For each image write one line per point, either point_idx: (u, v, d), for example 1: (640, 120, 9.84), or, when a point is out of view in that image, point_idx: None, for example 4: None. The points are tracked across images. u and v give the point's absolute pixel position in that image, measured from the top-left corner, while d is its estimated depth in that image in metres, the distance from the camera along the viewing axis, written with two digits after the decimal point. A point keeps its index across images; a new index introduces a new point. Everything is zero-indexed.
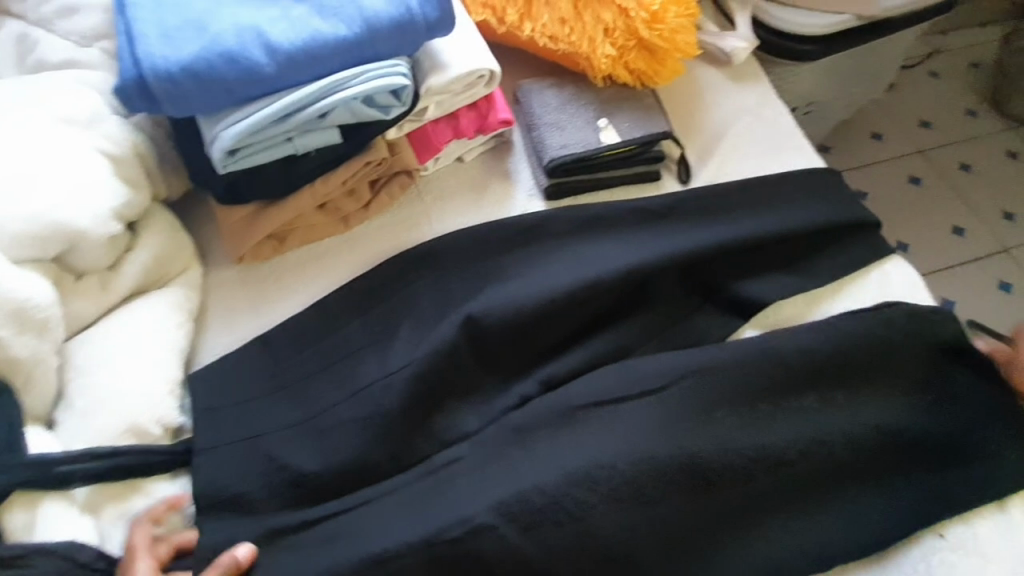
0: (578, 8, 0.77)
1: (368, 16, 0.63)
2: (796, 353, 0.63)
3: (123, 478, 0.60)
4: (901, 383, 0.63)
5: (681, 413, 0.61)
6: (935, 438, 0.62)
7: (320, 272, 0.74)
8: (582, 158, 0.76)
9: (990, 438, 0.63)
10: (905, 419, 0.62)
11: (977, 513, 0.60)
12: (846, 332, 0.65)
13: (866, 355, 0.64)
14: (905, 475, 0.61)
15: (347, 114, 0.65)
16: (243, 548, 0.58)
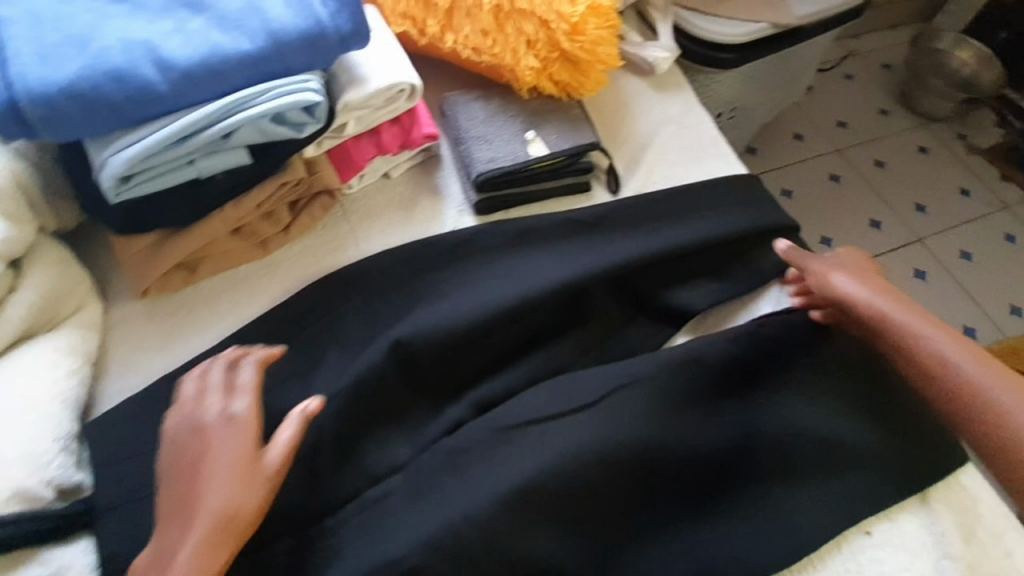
0: (498, 20, 0.74)
1: (273, 28, 0.59)
2: (719, 359, 0.66)
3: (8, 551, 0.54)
4: (817, 383, 0.66)
5: (617, 429, 0.60)
6: (854, 434, 0.64)
7: (238, 301, 0.70)
8: (510, 171, 0.75)
9: (913, 429, 0.65)
10: (822, 418, 0.64)
11: (903, 506, 0.62)
12: (765, 336, 0.68)
13: (782, 357, 0.67)
14: (834, 470, 0.62)
15: (256, 133, 0.60)
16: (312, 401, 0.57)
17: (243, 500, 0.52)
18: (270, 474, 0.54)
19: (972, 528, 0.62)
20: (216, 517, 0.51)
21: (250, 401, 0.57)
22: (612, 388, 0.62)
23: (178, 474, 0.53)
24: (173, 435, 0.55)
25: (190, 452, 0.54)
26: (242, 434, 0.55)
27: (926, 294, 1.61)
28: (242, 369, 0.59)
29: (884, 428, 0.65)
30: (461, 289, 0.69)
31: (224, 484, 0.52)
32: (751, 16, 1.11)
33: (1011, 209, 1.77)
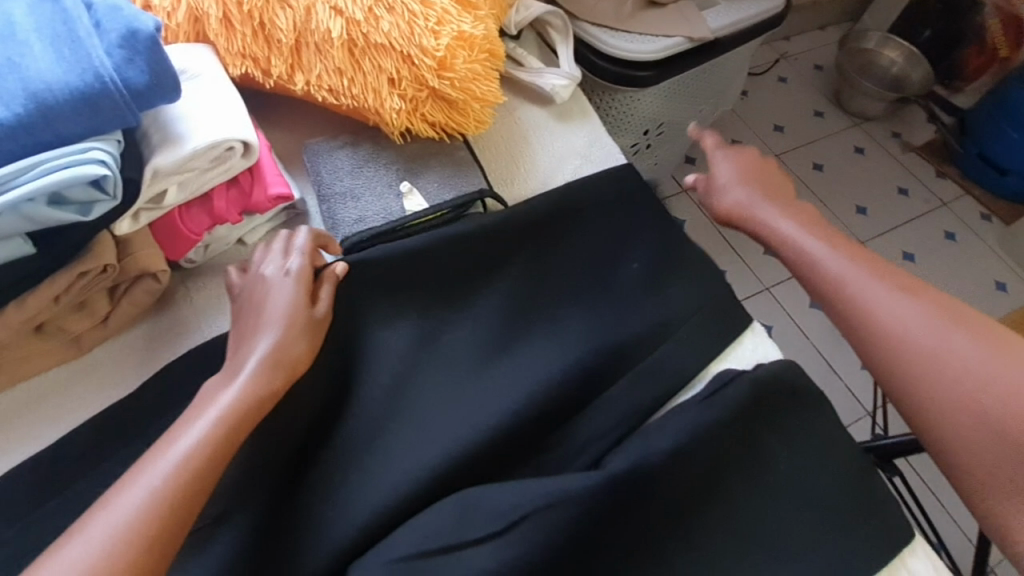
0: (354, 56, 0.64)
1: (35, 90, 0.47)
2: (652, 457, 0.54)
3: None
4: (758, 477, 0.57)
5: (529, 560, 0.49)
6: (791, 526, 0.56)
7: (48, 413, 0.57)
8: (383, 232, 0.64)
9: (856, 514, 0.57)
10: (758, 513, 0.56)
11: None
12: (704, 423, 0.56)
13: (726, 445, 0.57)
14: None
15: (21, 222, 0.48)
16: (340, 265, 0.59)
17: (292, 348, 0.52)
18: (318, 322, 0.55)
19: None
20: (263, 357, 0.50)
21: (302, 257, 0.57)
22: (528, 508, 0.50)
23: (233, 326, 0.54)
24: (236, 294, 0.56)
25: (249, 299, 0.55)
26: (300, 283, 0.55)
27: None
28: (300, 236, 0.59)
29: (822, 516, 0.56)
30: (326, 382, 0.58)
31: (278, 333, 0.52)
32: (665, 31, 1.04)
33: (949, 206, 1.75)
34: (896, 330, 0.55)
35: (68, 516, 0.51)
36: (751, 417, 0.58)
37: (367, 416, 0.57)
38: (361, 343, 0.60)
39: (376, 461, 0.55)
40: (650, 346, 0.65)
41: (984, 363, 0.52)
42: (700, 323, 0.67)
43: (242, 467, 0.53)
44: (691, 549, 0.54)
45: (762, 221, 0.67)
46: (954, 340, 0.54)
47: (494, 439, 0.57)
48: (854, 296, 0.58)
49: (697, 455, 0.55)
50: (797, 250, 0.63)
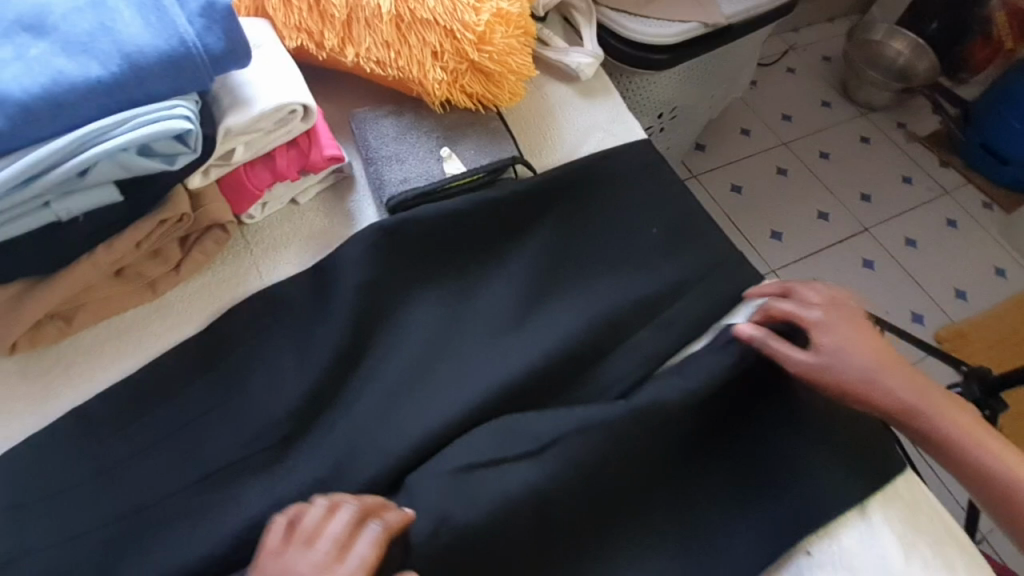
0: (400, 31, 0.69)
1: (128, 51, 0.53)
2: (671, 392, 0.60)
3: None
4: (763, 415, 0.63)
5: (561, 475, 0.56)
6: (794, 454, 0.62)
7: (125, 348, 0.63)
8: (425, 192, 0.70)
9: (858, 446, 0.62)
10: (760, 445, 0.63)
11: (847, 535, 0.59)
12: (717, 364, 0.62)
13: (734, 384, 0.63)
14: (769, 502, 0.61)
15: (116, 169, 0.54)
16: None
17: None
18: None
19: (911, 540, 0.59)
20: None
21: (363, 548, 0.47)
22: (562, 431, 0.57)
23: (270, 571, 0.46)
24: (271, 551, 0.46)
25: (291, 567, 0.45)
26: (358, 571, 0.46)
27: (874, 284, 1.63)
28: (360, 536, 0.48)
29: (825, 446, 0.62)
30: (376, 325, 0.65)
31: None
32: (682, 16, 1.09)
33: (951, 194, 1.80)
34: (950, 436, 0.59)
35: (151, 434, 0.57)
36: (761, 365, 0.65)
37: (412, 354, 0.63)
38: (409, 295, 0.67)
39: (422, 394, 0.61)
40: (669, 301, 0.71)
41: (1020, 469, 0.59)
42: (714, 282, 0.73)
43: (306, 394, 0.60)
44: (697, 472, 0.62)
45: (856, 370, 0.60)
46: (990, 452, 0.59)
47: (528, 378, 0.63)
48: (912, 407, 0.60)
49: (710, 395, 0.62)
50: (876, 384, 0.60)
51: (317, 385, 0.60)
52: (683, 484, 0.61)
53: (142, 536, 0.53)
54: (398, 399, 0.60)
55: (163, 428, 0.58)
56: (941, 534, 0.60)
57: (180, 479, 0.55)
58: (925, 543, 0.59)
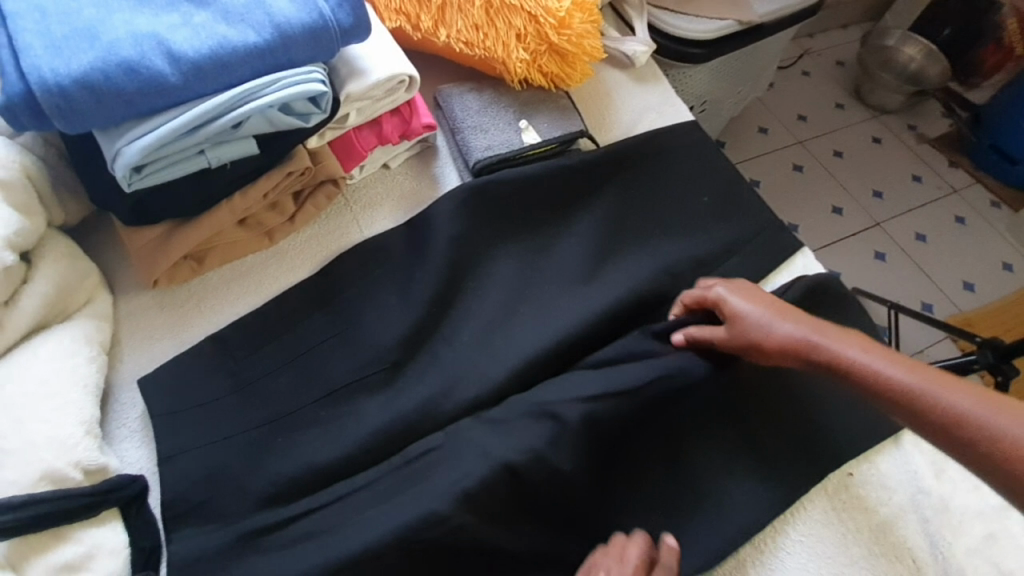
0: (489, 15, 0.79)
1: (278, 22, 0.62)
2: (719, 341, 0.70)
3: (48, 526, 0.53)
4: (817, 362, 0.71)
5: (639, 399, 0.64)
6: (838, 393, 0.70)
7: (245, 287, 0.71)
8: (506, 158, 0.79)
9: None
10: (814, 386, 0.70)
11: (881, 460, 0.68)
12: None
13: None
14: (821, 436, 0.68)
15: (264, 124, 0.63)
16: None
17: None
18: None
19: (941, 467, 0.68)
20: None
21: None
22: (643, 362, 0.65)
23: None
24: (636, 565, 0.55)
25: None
26: None
27: (886, 274, 1.72)
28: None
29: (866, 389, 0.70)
30: (468, 272, 0.73)
31: None
32: (719, 14, 1.19)
33: (960, 192, 1.90)
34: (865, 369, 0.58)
35: (278, 359, 0.65)
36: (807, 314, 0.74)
37: (501, 297, 0.72)
38: (497, 251, 0.75)
39: (511, 331, 0.70)
40: (721, 260, 0.79)
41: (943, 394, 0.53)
42: (760, 244, 0.82)
43: (414, 328, 0.68)
44: (758, 406, 0.68)
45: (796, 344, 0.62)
46: (938, 383, 0.54)
47: (602, 319, 0.72)
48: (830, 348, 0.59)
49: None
50: (785, 333, 0.61)
51: (420, 320, 0.69)
52: (746, 417, 0.68)
53: (280, 440, 0.61)
54: (490, 334, 0.69)
55: (288, 354, 0.65)
56: None
57: (310, 394, 0.63)
58: (954, 469, 0.68)
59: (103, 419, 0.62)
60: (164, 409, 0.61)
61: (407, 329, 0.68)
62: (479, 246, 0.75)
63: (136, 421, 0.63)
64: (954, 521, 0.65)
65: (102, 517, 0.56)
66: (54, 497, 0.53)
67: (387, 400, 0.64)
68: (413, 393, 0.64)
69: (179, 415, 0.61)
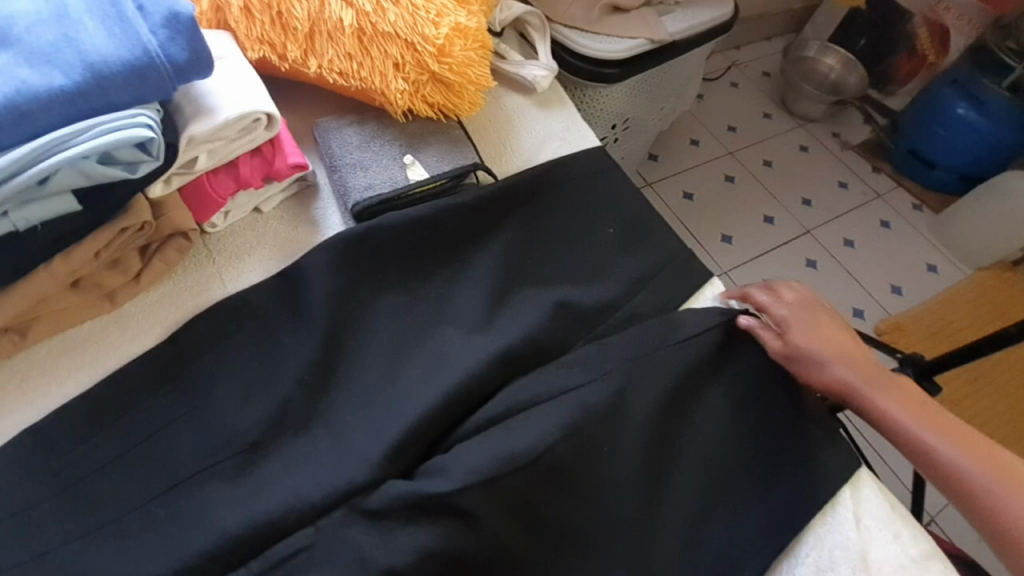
0: (362, 43, 0.72)
1: (92, 61, 0.53)
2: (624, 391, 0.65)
3: None
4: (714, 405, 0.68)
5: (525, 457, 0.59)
6: (734, 434, 0.68)
7: (84, 361, 0.61)
8: (390, 197, 0.72)
9: (790, 425, 0.69)
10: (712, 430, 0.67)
11: (808, 517, 0.65)
12: (668, 359, 0.68)
13: (687, 374, 0.68)
14: (720, 485, 0.66)
15: (78, 176, 0.54)
16: None
17: None
18: None
19: (856, 513, 0.64)
20: None
21: None
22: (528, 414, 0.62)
23: None
24: None
25: None
26: None
27: (818, 282, 1.74)
28: None
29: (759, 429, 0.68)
30: (347, 328, 0.65)
31: None
32: (629, 33, 1.16)
33: (883, 198, 1.95)
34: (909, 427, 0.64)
35: (115, 448, 0.56)
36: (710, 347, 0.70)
37: (385, 354, 0.65)
38: (380, 305, 0.67)
39: (394, 391, 0.62)
40: (629, 295, 0.74)
41: (947, 449, 0.62)
42: (668, 277, 0.77)
43: (281, 397, 0.60)
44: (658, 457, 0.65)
45: (864, 394, 0.66)
46: (940, 437, 0.63)
47: (497, 371, 0.65)
48: (867, 399, 0.66)
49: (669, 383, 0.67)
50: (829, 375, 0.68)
51: (289, 388, 0.60)
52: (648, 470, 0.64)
53: (110, 548, 0.51)
54: (369, 398, 0.62)
55: (127, 441, 0.56)
56: (886, 511, 0.64)
57: (152, 488, 0.54)
58: (870, 516, 0.64)
59: None
60: None
61: (272, 400, 0.60)
62: (359, 298, 0.67)
63: None
64: (872, 574, 0.61)
65: None
66: None
67: (246, 486, 0.56)
68: (278, 475, 0.56)
69: None
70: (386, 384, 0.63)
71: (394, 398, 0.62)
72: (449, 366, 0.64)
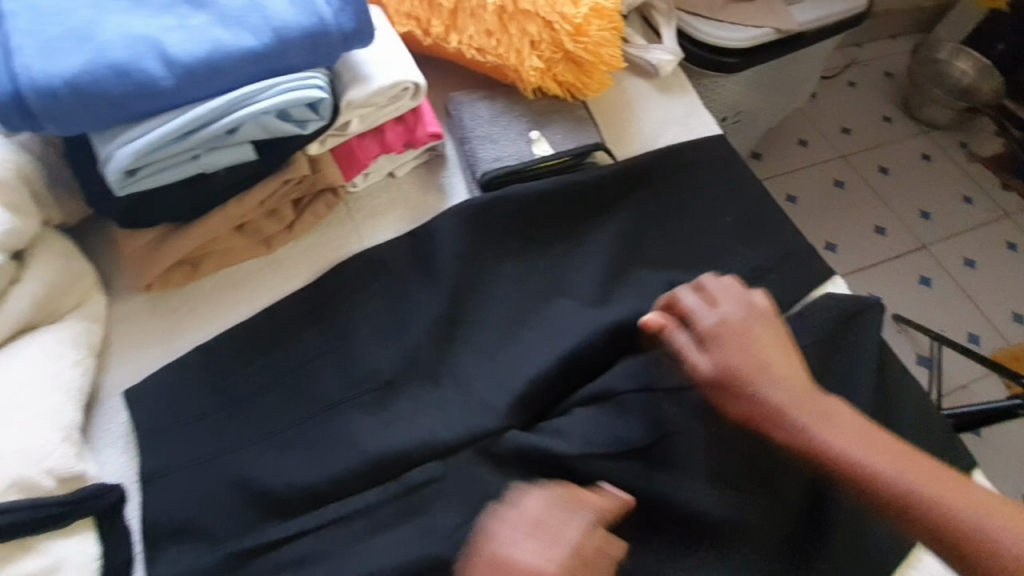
0: (503, 20, 0.75)
1: (276, 25, 0.60)
2: None
3: (16, 535, 0.51)
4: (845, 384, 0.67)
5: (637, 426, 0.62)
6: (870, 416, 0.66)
7: (241, 296, 0.69)
8: (515, 170, 0.75)
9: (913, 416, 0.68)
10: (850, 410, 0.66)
11: None
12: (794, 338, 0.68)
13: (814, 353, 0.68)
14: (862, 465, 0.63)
15: (259, 130, 0.61)
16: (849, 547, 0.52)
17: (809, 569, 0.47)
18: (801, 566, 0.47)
19: None
20: None
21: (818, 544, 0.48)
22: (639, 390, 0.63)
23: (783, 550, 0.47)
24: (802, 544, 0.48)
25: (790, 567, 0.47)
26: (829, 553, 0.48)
27: (931, 302, 1.60)
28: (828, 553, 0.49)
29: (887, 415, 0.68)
30: (470, 290, 0.69)
31: None
32: (754, 21, 1.12)
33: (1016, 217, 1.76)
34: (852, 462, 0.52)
35: (265, 374, 0.62)
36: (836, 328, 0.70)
37: (502, 318, 0.68)
38: (502, 272, 0.70)
39: (510, 354, 0.65)
40: (744, 286, 0.73)
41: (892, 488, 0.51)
42: (786, 272, 0.75)
43: (408, 346, 0.65)
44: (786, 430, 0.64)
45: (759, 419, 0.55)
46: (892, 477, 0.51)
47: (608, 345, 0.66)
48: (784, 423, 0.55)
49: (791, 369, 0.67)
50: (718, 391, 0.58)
51: (415, 339, 0.65)
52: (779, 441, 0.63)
53: (259, 459, 0.58)
54: (487, 357, 0.65)
55: (275, 369, 0.63)
56: None
57: (295, 412, 0.61)
58: None
59: (87, 424, 0.61)
60: (145, 420, 0.59)
61: (400, 348, 0.65)
62: (488, 260, 0.71)
63: (120, 428, 0.61)
64: None
65: (71, 529, 0.54)
66: (23, 506, 0.52)
67: (374, 422, 0.61)
68: (403, 416, 0.61)
69: (159, 428, 0.59)
70: (501, 346, 0.66)
71: (509, 359, 0.65)
72: (562, 335, 0.66)
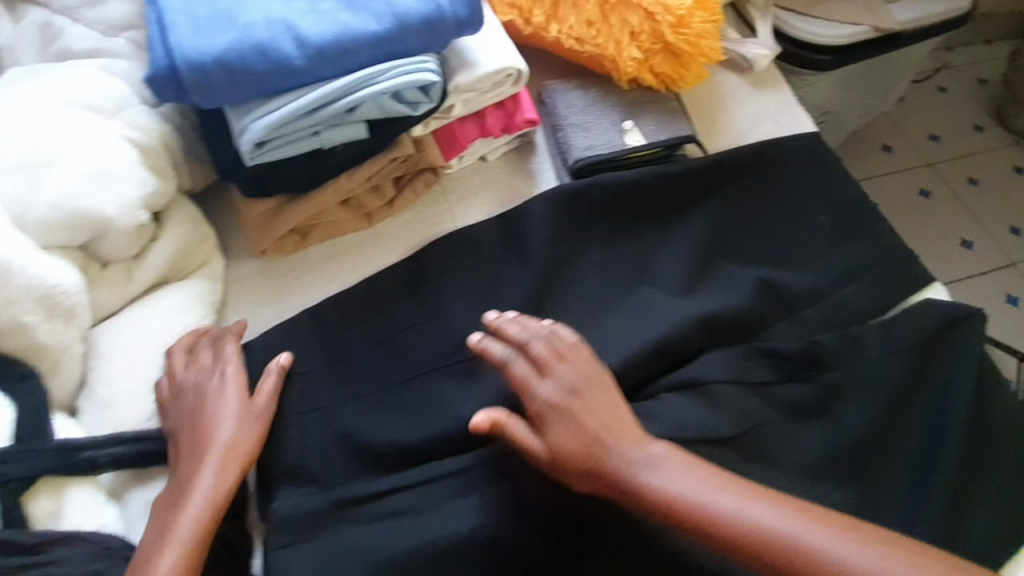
0: (604, 11, 0.77)
1: (398, 11, 0.63)
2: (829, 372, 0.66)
3: (154, 462, 0.60)
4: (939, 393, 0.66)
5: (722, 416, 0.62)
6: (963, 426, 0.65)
7: (343, 266, 0.73)
8: (606, 159, 0.76)
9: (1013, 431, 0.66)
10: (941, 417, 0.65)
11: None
12: (891, 342, 0.67)
13: (912, 359, 0.67)
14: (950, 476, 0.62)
15: (375, 109, 0.65)
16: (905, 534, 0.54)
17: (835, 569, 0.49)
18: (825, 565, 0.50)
19: None
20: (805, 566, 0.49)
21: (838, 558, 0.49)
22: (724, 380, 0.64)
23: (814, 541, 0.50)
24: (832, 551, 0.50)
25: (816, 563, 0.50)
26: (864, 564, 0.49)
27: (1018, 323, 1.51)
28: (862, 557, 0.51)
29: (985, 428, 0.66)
30: (558, 273, 0.71)
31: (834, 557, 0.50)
32: (851, 19, 1.09)
33: None
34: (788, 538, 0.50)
35: (366, 339, 0.66)
36: (937, 335, 0.68)
37: (589, 302, 0.70)
38: (591, 257, 0.72)
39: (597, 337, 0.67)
40: (835, 287, 0.72)
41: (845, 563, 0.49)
42: (881, 275, 0.73)
43: None
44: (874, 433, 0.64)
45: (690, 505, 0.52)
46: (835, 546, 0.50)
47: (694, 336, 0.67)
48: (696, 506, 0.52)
49: (884, 372, 0.66)
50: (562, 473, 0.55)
51: None
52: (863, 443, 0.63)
53: (360, 417, 0.62)
54: None
55: (375, 335, 0.67)
56: None
57: (394, 376, 0.64)
58: None
59: None
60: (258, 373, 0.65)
61: None
62: (577, 244, 0.73)
63: None
64: None
65: None
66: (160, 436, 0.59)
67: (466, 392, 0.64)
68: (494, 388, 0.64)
69: None
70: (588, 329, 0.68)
71: (596, 342, 0.66)
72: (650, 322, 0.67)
